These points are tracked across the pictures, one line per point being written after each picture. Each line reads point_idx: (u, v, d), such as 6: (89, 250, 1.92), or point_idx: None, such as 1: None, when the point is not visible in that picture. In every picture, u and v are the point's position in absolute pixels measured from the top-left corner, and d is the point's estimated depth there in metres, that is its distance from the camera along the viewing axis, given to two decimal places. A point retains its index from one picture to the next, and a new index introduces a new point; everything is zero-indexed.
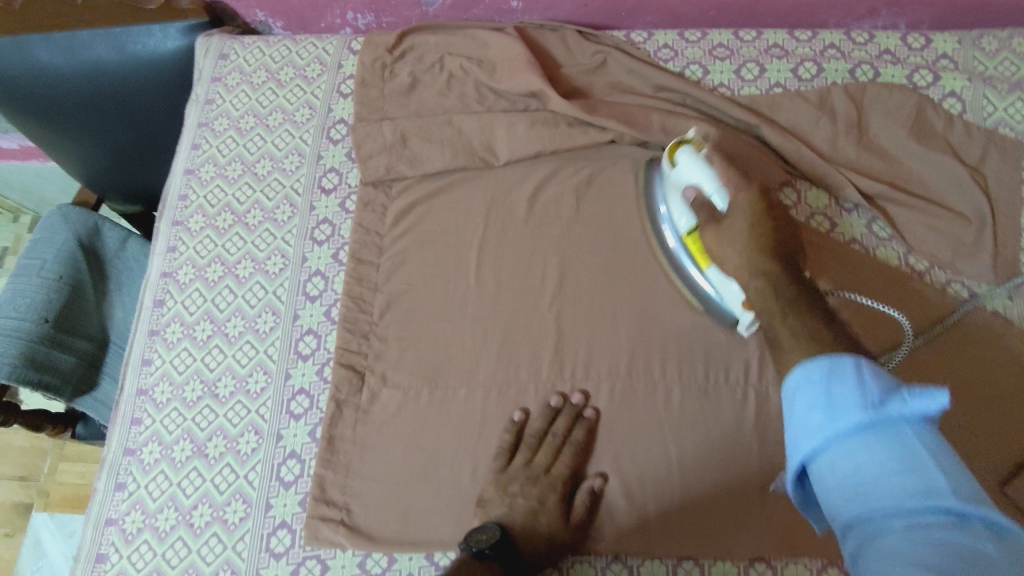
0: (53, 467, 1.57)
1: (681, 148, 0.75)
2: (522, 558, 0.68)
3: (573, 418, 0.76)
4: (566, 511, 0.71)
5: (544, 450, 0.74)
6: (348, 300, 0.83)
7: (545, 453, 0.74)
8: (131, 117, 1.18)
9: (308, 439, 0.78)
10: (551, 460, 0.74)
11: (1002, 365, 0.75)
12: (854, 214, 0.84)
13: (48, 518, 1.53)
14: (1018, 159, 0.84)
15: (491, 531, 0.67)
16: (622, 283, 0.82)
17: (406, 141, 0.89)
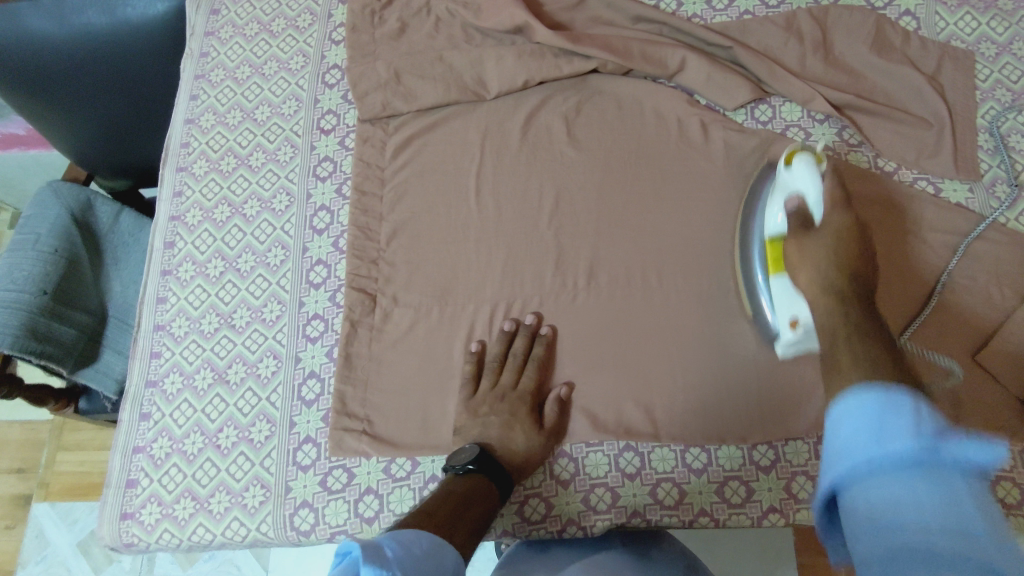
0: (51, 458, 1.41)
1: (803, 153, 0.73)
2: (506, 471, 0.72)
3: (528, 338, 0.80)
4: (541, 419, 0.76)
5: (507, 370, 0.78)
6: (356, 230, 0.86)
7: (510, 372, 0.78)
8: (129, 87, 1.17)
9: (326, 358, 0.82)
10: (518, 378, 0.78)
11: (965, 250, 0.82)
12: (826, 124, 0.90)
13: (50, 509, 1.36)
14: (970, 67, 0.90)
15: (471, 450, 0.71)
16: (615, 200, 0.87)
17: (399, 78, 0.92)
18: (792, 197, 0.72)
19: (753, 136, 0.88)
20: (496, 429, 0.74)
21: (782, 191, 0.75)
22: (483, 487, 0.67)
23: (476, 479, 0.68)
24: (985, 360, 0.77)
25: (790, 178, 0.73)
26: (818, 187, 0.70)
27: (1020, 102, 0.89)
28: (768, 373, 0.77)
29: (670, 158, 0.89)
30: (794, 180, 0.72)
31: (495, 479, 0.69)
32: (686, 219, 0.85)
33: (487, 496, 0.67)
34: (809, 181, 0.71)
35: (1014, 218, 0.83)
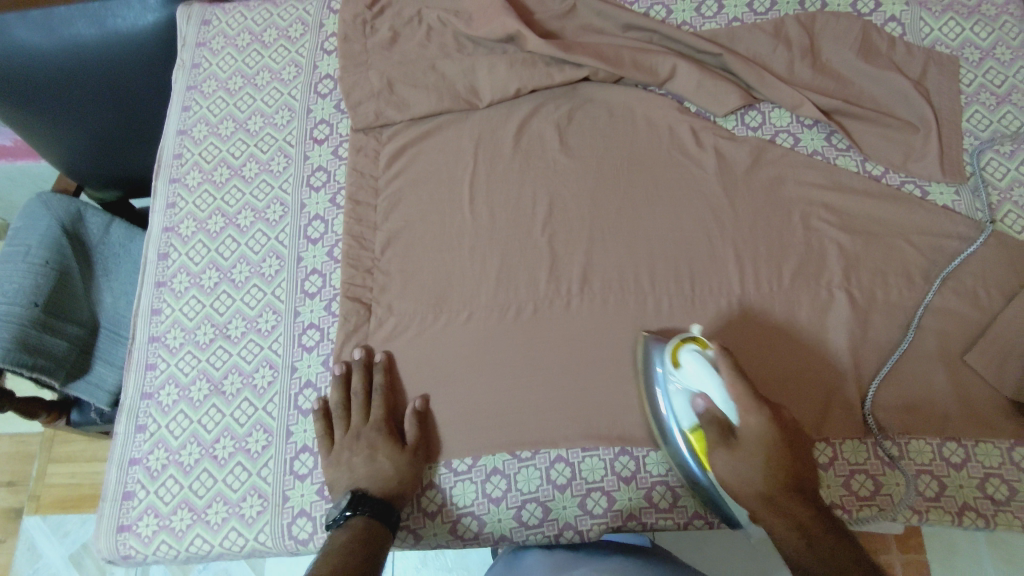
0: (41, 470, 1.40)
1: (686, 350, 0.70)
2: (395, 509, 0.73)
3: (364, 370, 0.80)
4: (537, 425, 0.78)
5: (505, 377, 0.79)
6: (350, 239, 0.87)
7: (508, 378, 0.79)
8: (117, 99, 1.16)
9: (322, 368, 0.82)
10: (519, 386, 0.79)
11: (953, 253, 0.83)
12: (814, 129, 0.91)
13: (42, 521, 1.35)
14: (955, 72, 0.92)
15: (343, 498, 0.72)
16: (608, 206, 0.88)
17: (392, 88, 0.93)
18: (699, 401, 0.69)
19: (743, 143, 0.90)
20: (360, 466, 0.74)
21: (681, 389, 0.72)
22: (364, 530, 0.68)
23: (357, 521, 0.69)
24: (976, 360, 0.77)
25: (687, 381, 0.70)
26: (719, 380, 0.67)
27: (1004, 106, 0.90)
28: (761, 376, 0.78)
29: (662, 164, 0.90)
30: (692, 379, 0.69)
31: (375, 514, 0.70)
32: (678, 226, 0.87)
33: (368, 538, 0.68)
34: (706, 379, 0.68)
35: (999, 220, 0.85)
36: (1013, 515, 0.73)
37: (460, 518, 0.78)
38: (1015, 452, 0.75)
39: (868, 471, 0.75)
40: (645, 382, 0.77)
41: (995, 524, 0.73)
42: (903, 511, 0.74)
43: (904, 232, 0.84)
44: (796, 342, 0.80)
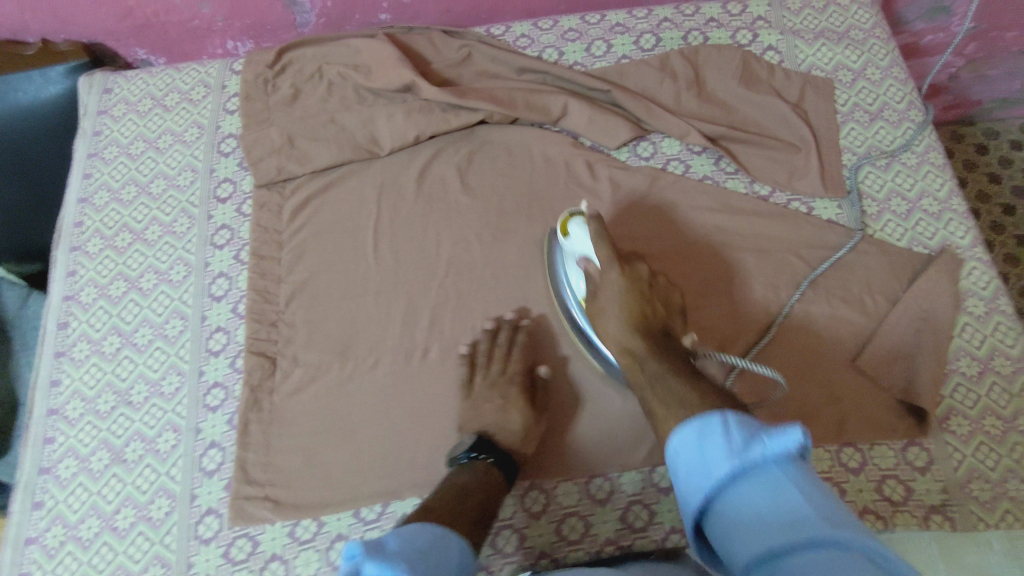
0: None
1: (574, 220, 0.81)
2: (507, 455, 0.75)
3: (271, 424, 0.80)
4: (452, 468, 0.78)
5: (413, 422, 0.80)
6: (254, 294, 0.87)
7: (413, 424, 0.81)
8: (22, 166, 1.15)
9: (227, 427, 0.81)
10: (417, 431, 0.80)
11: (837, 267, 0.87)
12: (703, 156, 0.95)
13: None
14: (830, 93, 0.97)
15: (469, 440, 0.75)
16: (510, 243, 0.90)
17: (293, 142, 0.94)
18: (580, 263, 0.79)
19: (637, 173, 0.93)
20: (303, 491, 0.78)
21: (570, 258, 0.82)
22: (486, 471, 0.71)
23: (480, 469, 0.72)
24: (865, 365, 0.81)
25: (574, 247, 0.80)
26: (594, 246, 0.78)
27: (877, 122, 0.96)
28: None
29: (561, 199, 0.92)
30: (577, 246, 0.80)
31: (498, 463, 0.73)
32: None
33: (490, 480, 0.70)
34: (586, 242, 0.79)
35: (880, 230, 0.89)
36: (911, 513, 0.75)
37: (497, 532, 0.76)
38: (908, 453, 0.78)
39: None
40: (555, 293, 0.85)
41: (894, 524, 0.74)
42: None
43: (794, 250, 0.88)
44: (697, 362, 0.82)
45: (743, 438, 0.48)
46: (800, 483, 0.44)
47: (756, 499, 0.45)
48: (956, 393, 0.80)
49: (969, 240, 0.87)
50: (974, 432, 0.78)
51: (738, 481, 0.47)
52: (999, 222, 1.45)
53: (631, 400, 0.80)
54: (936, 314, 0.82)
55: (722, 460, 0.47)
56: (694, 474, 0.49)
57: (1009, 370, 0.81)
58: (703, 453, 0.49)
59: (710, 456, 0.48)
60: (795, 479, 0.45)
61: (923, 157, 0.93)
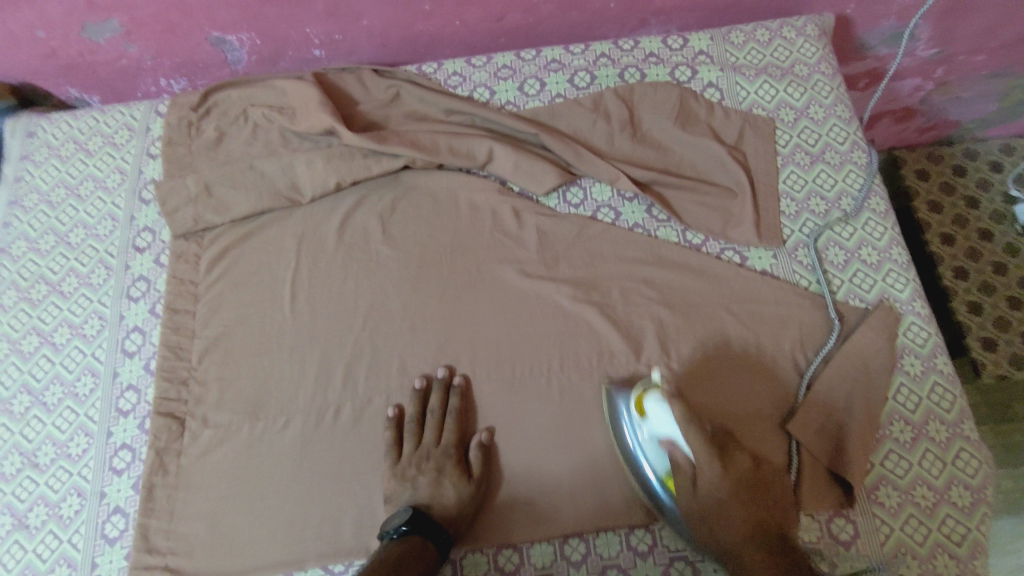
0: None
1: (649, 394, 0.74)
2: (442, 527, 0.72)
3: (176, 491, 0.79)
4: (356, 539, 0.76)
5: (320, 488, 0.78)
6: (165, 350, 0.85)
7: (320, 489, 0.78)
8: None
9: (131, 491, 0.79)
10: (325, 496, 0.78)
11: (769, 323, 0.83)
12: (634, 202, 0.91)
13: None
14: (770, 134, 0.93)
15: (403, 513, 0.72)
16: (430, 296, 0.87)
17: (210, 190, 0.92)
18: (664, 443, 0.73)
19: (564, 221, 0.90)
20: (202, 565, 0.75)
21: (644, 432, 0.74)
22: (418, 545, 0.68)
23: (413, 542, 0.69)
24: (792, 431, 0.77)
25: (654, 429, 0.73)
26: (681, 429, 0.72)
27: (817, 165, 0.92)
28: (582, 463, 0.78)
29: (484, 248, 0.90)
30: (658, 426, 0.73)
31: (429, 536, 0.70)
32: (500, 310, 0.86)
33: (421, 557, 0.67)
34: (670, 424, 0.72)
35: (816, 282, 0.85)
36: None
37: None
38: (833, 525, 0.74)
39: (687, 558, 0.74)
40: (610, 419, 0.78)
41: None
42: None
43: (722, 301, 0.85)
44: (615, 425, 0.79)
45: None
46: None
47: None
48: (888, 460, 0.76)
49: (908, 292, 0.84)
50: (903, 504, 0.74)
51: None
52: (976, 248, 1.32)
53: (558, 467, 0.78)
54: (869, 375, 0.78)
55: None
56: None
57: (944, 436, 0.77)
58: None
59: None
60: None
61: (863, 204, 0.89)
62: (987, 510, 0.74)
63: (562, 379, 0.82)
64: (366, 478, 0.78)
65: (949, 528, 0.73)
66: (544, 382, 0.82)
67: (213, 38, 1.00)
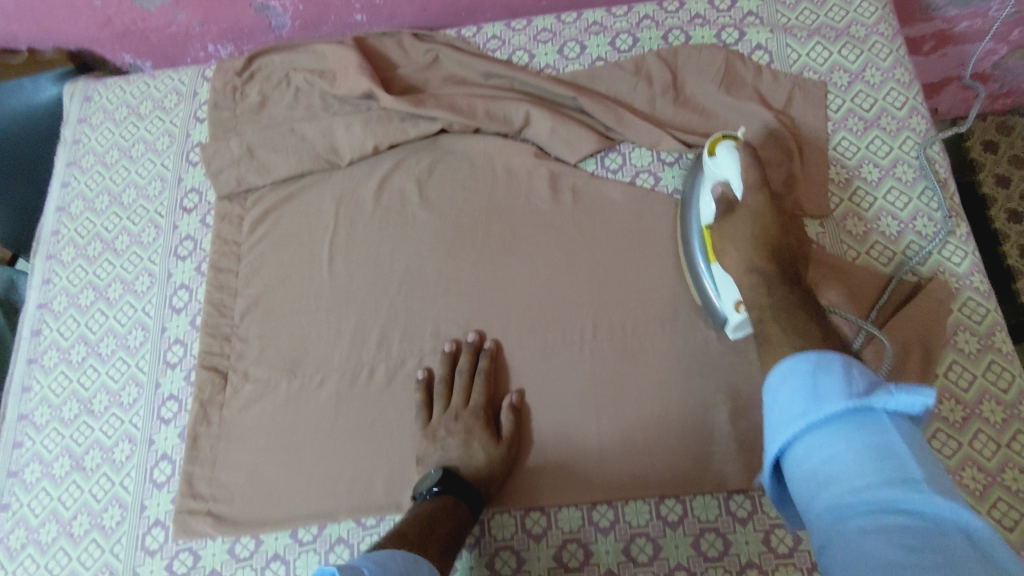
0: None
1: (726, 141, 0.75)
2: (472, 487, 0.73)
3: (215, 441, 0.82)
4: (388, 494, 0.77)
5: (355, 444, 0.80)
6: (209, 306, 0.88)
7: (354, 445, 0.80)
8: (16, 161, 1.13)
9: (177, 440, 0.83)
10: (360, 451, 0.80)
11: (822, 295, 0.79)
12: (675, 167, 0.89)
13: None
14: (822, 99, 0.89)
15: (432, 474, 0.74)
16: (465, 261, 0.88)
17: (253, 152, 0.94)
18: (717, 184, 0.75)
19: (601, 187, 0.89)
20: (242, 512, 0.79)
21: (710, 181, 0.77)
22: (449, 502, 0.70)
23: (444, 499, 0.71)
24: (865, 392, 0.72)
25: (717, 169, 0.75)
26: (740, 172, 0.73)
27: (871, 131, 0.87)
28: (613, 428, 0.78)
29: (520, 213, 0.89)
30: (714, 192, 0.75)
31: (459, 492, 0.71)
32: (536, 275, 0.86)
33: (453, 514, 0.69)
34: (732, 167, 0.73)
35: (865, 252, 0.82)
36: None
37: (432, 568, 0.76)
38: None
39: (717, 530, 0.72)
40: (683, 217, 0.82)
41: None
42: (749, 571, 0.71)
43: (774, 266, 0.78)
44: (648, 392, 0.78)
45: (864, 383, 0.47)
46: (906, 434, 0.45)
47: (856, 458, 0.44)
48: (936, 439, 0.73)
49: (944, 210, 0.81)
50: (951, 485, 0.71)
51: (848, 423, 0.46)
52: None
53: (591, 433, 0.78)
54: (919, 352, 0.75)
55: (840, 399, 0.46)
56: (800, 399, 0.49)
57: (1000, 417, 0.73)
58: (816, 392, 0.48)
59: (826, 389, 0.48)
60: (900, 429, 0.45)
61: (920, 171, 0.84)
62: None
63: (595, 346, 0.81)
64: (398, 436, 0.80)
65: (1001, 512, 0.69)
66: (577, 348, 0.82)
67: (257, 3, 1.02)
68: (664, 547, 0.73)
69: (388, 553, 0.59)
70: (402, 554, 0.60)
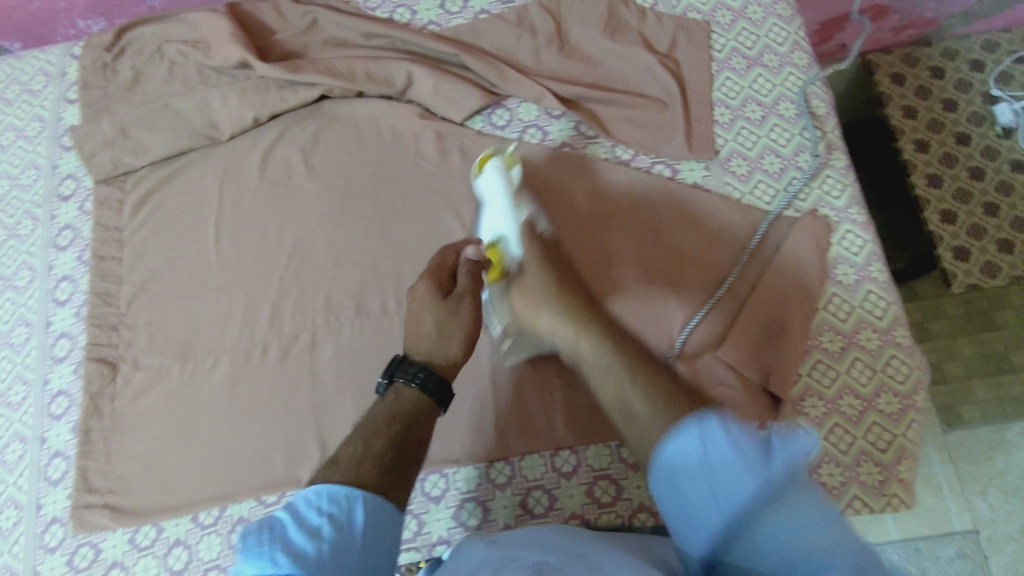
0: None
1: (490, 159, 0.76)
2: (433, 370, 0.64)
3: (110, 432, 0.81)
4: (289, 469, 0.77)
5: (253, 423, 0.79)
6: (94, 297, 0.85)
7: (253, 423, 0.79)
8: None
9: (70, 435, 0.81)
10: (259, 428, 0.79)
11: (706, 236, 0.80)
12: (562, 119, 0.88)
13: None
14: (704, 40, 0.88)
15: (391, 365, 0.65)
16: (355, 230, 0.86)
17: (126, 133, 0.90)
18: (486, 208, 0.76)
19: (489, 145, 0.87)
20: (141, 500, 0.78)
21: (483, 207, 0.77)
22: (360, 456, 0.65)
23: (422, 398, 0.62)
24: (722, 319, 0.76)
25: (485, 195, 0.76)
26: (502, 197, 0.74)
27: (755, 69, 0.86)
28: (507, 386, 0.78)
29: (408, 177, 0.87)
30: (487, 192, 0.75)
31: (437, 395, 0.63)
32: (426, 239, 0.84)
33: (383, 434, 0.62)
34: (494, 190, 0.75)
35: (748, 192, 0.82)
36: None
37: None
38: None
39: (610, 476, 0.74)
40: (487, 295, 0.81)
41: None
42: (641, 513, 0.73)
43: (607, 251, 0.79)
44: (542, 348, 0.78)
45: (705, 443, 0.44)
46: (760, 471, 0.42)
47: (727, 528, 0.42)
48: (816, 370, 0.75)
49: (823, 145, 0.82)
50: (829, 414, 0.73)
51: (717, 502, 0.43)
52: (951, 153, 1.24)
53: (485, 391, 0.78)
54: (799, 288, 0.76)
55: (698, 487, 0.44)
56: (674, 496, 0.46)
57: (875, 344, 0.75)
58: (679, 483, 0.45)
59: (684, 477, 0.45)
60: (754, 471, 0.42)
61: (800, 108, 0.84)
62: (915, 416, 0.72)
63: None
64: (295, 413, 0.79)
65: (875, 435, 0.72)
66: None
67: None
68: (559, 497, 0.74)
69: (314, 494, 0.50)
70: (332, 490, 0.50)
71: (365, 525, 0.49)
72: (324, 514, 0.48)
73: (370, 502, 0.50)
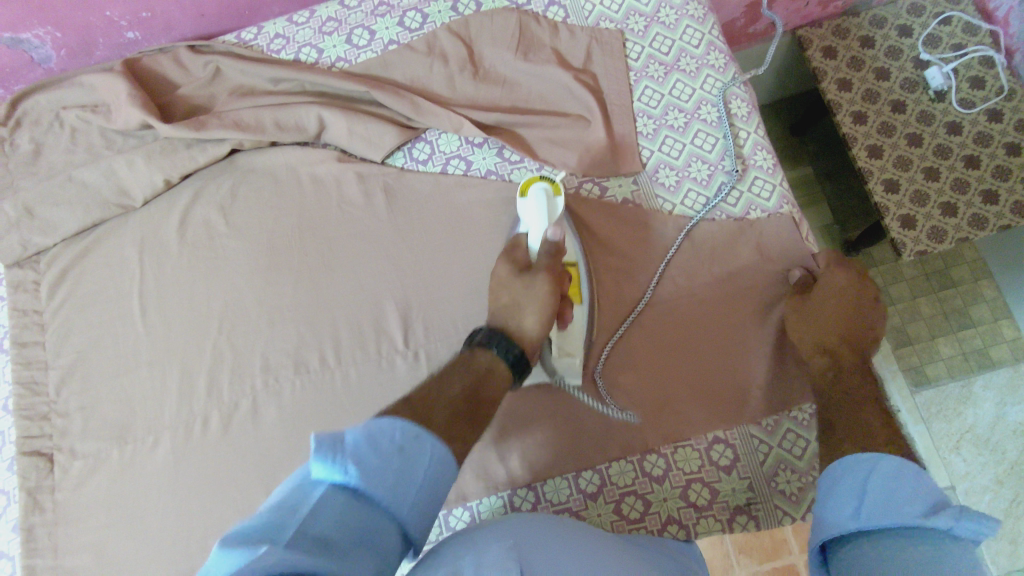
0: None
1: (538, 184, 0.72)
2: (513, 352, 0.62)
3: (52, 527, 0.78)
4: None
5: (200, 497, 0.76)
6: (19, 388, 0.82)
7: (201, 497, 0.76)
8: None
9: (13, 534, 0.79)
10: (207, 502, 0.76)
11: (649, 252, 0.79)
12: (484, 147, 0.85)
13: None
14: (619, 50, 0.86)
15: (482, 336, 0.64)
16: (285, 285, 0.83)
17: (32, 211, 0.86)
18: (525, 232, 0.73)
19: (413, 181, 0.85)
20: None
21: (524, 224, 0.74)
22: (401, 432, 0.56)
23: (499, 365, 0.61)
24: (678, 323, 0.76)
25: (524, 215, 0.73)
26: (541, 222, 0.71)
27: (673, 75, 0.85)
28: None
29: (333, 224, 0.84)
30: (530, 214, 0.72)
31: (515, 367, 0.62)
32: (361, 287, 0.82)
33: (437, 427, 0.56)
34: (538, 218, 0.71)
35: (679, 203, 0.81)
36: (713, 518, 0.71)
37: None
38: (714, 451, 0.73)
39: (570, 509, 0.73)
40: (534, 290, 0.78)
41: (696, 532, 0.71)
42: None
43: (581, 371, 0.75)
44: None
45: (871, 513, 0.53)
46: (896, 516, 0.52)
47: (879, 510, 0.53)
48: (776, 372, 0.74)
49: (748, 147, 0.81)
50: (781, 420, 0.73)
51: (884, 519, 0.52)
52: (889, 123, 1.07)
53: None
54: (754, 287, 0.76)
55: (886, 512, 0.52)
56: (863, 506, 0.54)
57: None
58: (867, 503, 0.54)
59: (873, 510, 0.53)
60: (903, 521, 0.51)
61: (722, 110, 0.83)
62: None
63: (429, 351, 0.79)
64: (243, 482, 0.76)
65: None
66: (411, 356, 0.79)
67: (5, 39, 0.87)
68: None
69: (389, 424, 0.46)
70: (405, 426, 0.46)
71: (428, 471, 0.46)
72: (395, 448, 0.45)
73: (440, 450, 0.47)
